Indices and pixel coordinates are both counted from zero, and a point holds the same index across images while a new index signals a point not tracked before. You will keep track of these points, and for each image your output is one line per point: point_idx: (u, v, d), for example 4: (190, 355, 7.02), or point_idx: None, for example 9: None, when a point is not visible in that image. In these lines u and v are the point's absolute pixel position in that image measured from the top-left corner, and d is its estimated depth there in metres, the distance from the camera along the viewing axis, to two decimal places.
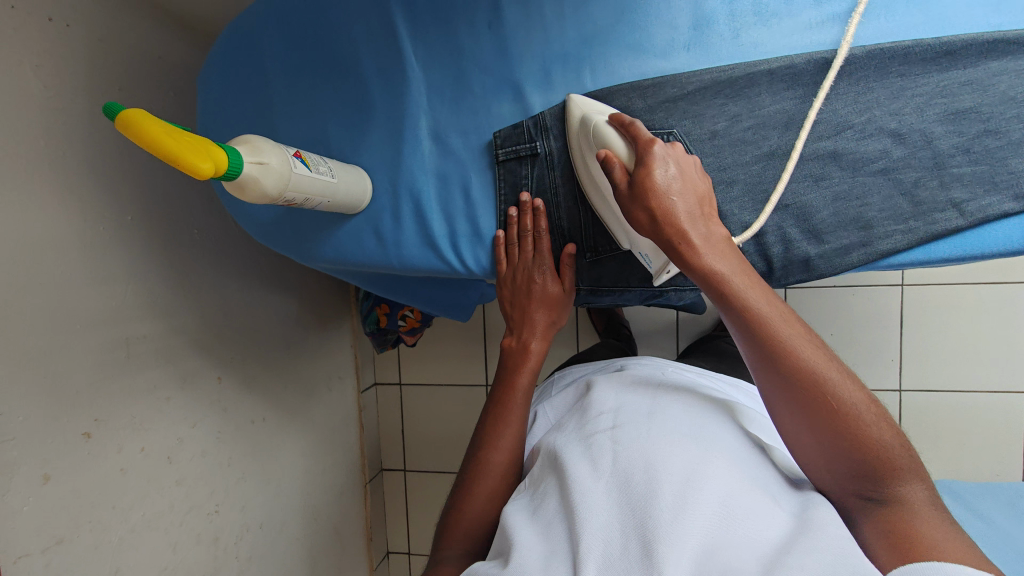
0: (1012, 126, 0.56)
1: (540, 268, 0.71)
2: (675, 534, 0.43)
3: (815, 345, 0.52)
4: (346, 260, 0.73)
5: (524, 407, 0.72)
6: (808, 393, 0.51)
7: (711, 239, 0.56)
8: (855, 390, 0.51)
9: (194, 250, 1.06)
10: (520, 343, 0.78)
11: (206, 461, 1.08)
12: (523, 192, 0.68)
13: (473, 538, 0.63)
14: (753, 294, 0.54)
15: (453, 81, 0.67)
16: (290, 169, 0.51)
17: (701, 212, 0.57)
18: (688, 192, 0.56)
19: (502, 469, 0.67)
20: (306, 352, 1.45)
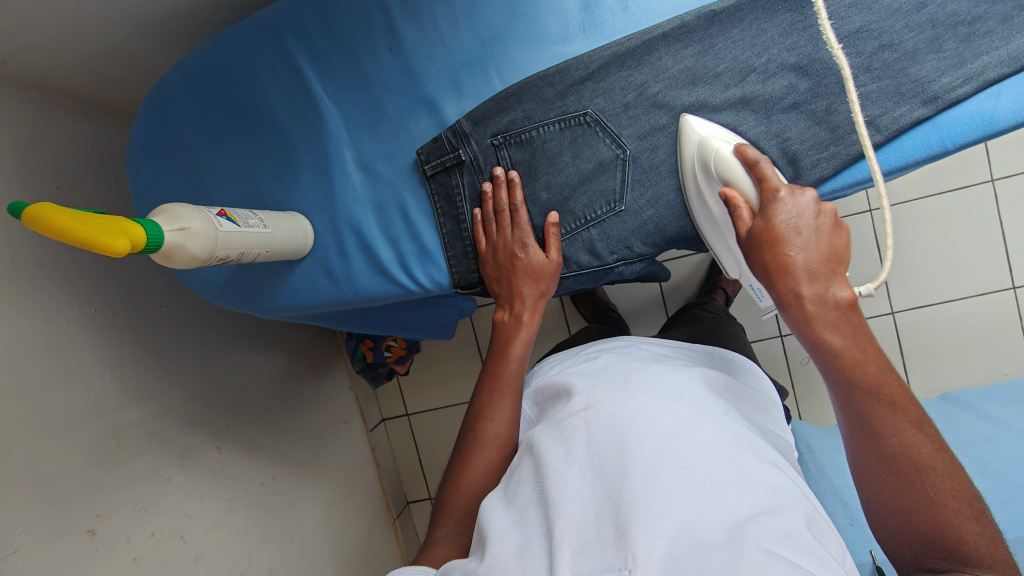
0: (904, 37, 0.57)
1: (522, 238, 0.67)
2: (649, 511, 0.44)
3: (914, 423, 0.51)
4: (304, 304, 0.73)
5: (517, 385, 0.69)
6: (901, 471, 0.50)
7: (826, 303, 0.53)
8: (955, 483, 0.49)
9: (165, 329, 1.06)
10: (512, 316, 0.73)
11: (222, 532, 1.07)
12: (497, 166, 0.67)
13: (468, 513, 0.62)
14: (869, 368, 0.52)
15: (368, 110, 0.68)
16: (214, 229, 0.51)
17: (828, 271, 0.53)
18: (817, 252, 0.53)
19: (501, 443, 0.65)
20: (306, 403, 1.45)
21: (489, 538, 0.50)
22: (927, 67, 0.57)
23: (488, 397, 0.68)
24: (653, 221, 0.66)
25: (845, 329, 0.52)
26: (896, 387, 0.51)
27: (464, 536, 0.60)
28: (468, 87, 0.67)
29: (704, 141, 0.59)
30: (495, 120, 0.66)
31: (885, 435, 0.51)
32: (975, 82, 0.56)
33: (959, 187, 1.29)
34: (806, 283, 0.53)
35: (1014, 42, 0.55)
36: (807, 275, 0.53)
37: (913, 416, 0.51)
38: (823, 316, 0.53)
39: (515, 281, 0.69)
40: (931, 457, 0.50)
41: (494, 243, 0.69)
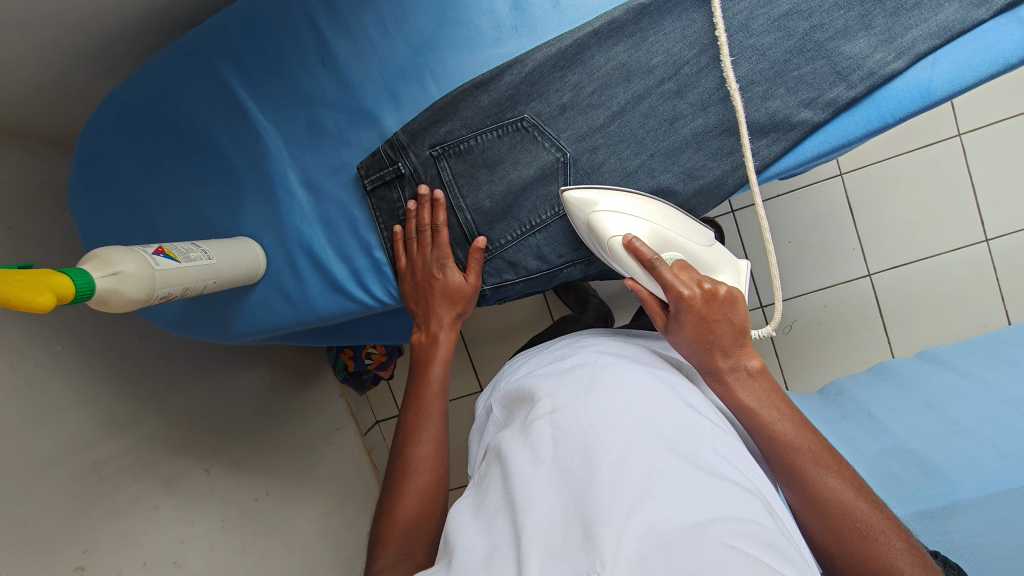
0: (833, 16, 0.56)
1: (442, 258, 0.67)
2: (614, 512, 0.44)
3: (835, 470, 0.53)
4: (263, 328, 0.73)
5: (440, 404, 0.68)
6: (834, 520, 0.51)
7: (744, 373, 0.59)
8: (880, 515, 0.50)
9: (139, 358, 1.06)
10: (429, 336, 0.71)
11: (217, 553, 1.08)
12: (421, 184, 0.67)
13: (407, 539, 0.58)
14: (784, 427, 0.56)
15: (307, 127, 0.67)
16: (149, 269, 0.51)
17: (736, 345, 0.59)
18: (727, 329, 0.59)
19: (432, 462, 0.64)
20: (295, 415, 1.46)
21: (458, 550, 0.50)
22: (859, 44, 0.56)
23: (415, 419, 0.66)
24: None
25: (758, 392, 0.58)
26: (814, 443, 0.54)
27: (408, 561, 0.57)
28: (405, 95, 0.66)
29: (593, 219, 0.61)
30: (432, 130, 0.65)
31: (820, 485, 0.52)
32: (908, 55, 0.55)
33: (926, 144, 1.29)
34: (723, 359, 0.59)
35: (943, 13, 0.55)
36: (723, 352, 0.59)
37: (829, 463, 0.53)
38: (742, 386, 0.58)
39: (434, 302, 0.69)
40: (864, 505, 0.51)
41: (413, 262, 0.68)
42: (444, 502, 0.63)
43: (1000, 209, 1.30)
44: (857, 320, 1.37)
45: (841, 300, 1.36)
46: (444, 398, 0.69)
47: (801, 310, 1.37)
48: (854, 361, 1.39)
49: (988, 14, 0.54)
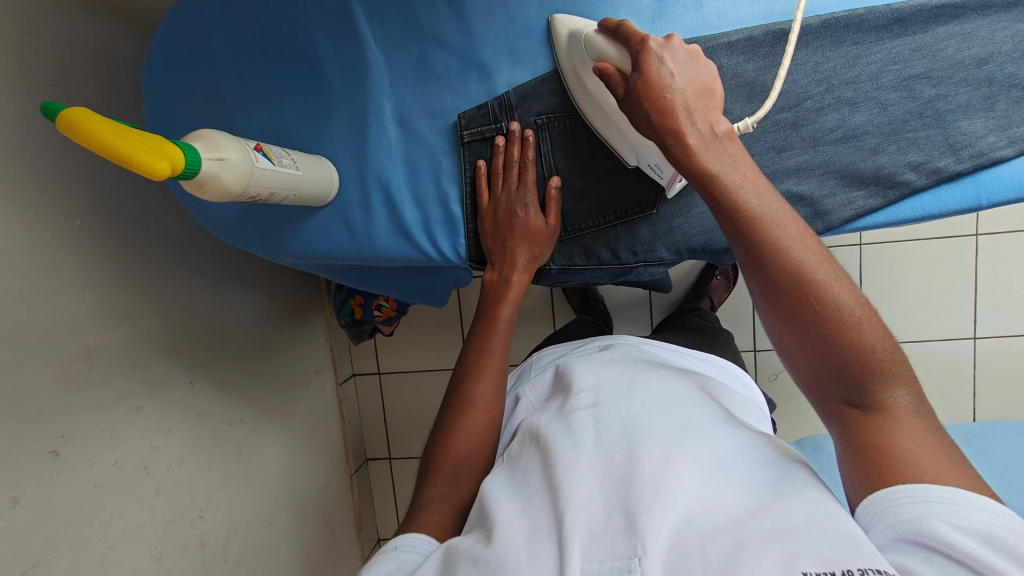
0: (959, 90, 0.58)
1: (525, 199, 0.66)
2: (657, 503, 0.44)
3: (805, 243, 0.50)
4: (315, 253, 0.71)
5: (503, 344, 0.71)
6: (799, 297, 0.49)
7: (710, 136, 0.52)
8: (844, 291, 0.49)
9: (150, 254, 1.01)
10: (501, 277, 0.70)
11: (185, 468, 1.05)
12: (512, 120, 0.65)
13: (456, 474, 0.62)
14: (749, 189, 0.51)
15: (416, 63, 0.65)
16: (251, 164, 0.49)
17: (700, 107, 0.53)
18: (690, 90, 0.53)
19: (487, 401, 0.66)
20: (281, 349, 1.42)
21: (493, 521, 0.49)
22: (976, 124, 0.58)
23: (476, 359, 0.69)
24: (681, 230, 0.66)
25: (724, 156, 0.52)
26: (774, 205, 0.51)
27: (456, 497, 0.61)
28: (524, 57, 0.64)
29: (572, 32, 0.59)
30: (543, 99, 0.65)
31: (783, 252, 0.49)
32: (1018, 145, 0.57)
33: (948, 235, 1.34)
34: (686, 119, 0.52)
35: None
36: (685, 111, 0.52)
37: (801, 238, 0.50)
38: (707, 151, 0.52)
39: (511, 243, 0.67)
40: (819, 264, 0.49)
41: (496, 200, 0.67)
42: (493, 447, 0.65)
43: (996, 313, 1.36)
44: None
45: None
46: (509, 337, 0.72)
47: None
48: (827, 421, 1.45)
49: None
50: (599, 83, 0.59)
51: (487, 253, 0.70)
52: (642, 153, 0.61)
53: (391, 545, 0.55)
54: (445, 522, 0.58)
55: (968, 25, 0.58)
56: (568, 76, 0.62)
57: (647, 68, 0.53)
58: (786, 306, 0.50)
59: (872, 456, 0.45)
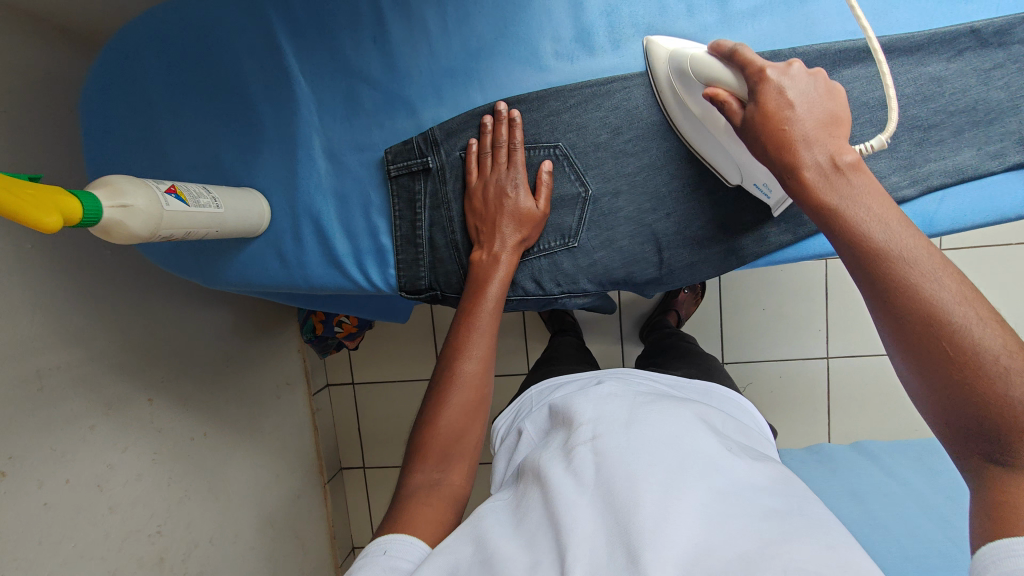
0: (864, 131, 0.59)
1: (515, 178, 0.64)
2: (660, 540, 0.42)
3: (944, 275, 0.43)
4: (251, 283, 0.72)
5: (494, 321, 0.64)
6: (930, 338, 0.42)
7: (832, 166, 0.47)
8: (995, 332, 0.41)
9: (107, 274, 1.02)
10: (490, 255, 0.65)
11: (143, 484, 1.06)
12: (500, 101, 0.64)
13: (446, 456, 0.59)
14: (875, 227, 0.45)
15: (344, 98, 0.67)
16: (159, 208, 0.50)
17: (831, 136, 0.48)
18: (817, 116, 0.48)
19: (478, 380, 0.62)
20: (250, 363, 1.43)
21: (492, 555, 0.47)
22: (881, 164, 0.59)
23: (464, 334, 0.64)
24: (602, 263, 0.67)
25: (852, 190, 0.47)
26: (910, 237, 0.44)
27: (443, 484, 0.57)
28: (448, 94, 0.66)
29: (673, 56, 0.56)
30: (468, 134, 0.66)
31: (917, 288, 0.43)
32: (920, 185, 0.59)
33: None
34: (805, 153, 0.48)
35: (959, 155, 0.58)
36: (804, 142, 0.48)
37: (939, 271, 0.43)
38: (832, 181, 0.47)
39: (499, 220, 0.64)
40: (960, 304, 0.42)
41: (484, 179, 0.65)
42: (483, 425, 0.62)
43: None
44: (803, 395, 1.44)
45: (795, 374, 1.43)
46: (499, 318, 0.65)
47: (756, 375, 1.43)
48: (792, 432, 1.46)
49: (1000, 167, 0.58)
50: (706, 104, 0.56)
51: (474, 234, 0.67)
52: (748, 172, 0.58)
53: (381, 547, 0.50)
54: (435, 515, 0.55)
55: (873, 68, 0.59)
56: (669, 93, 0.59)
57: (765, 100, 0.49)
58: (916, 354, 0.43)
59: (998, 528, 0.39)
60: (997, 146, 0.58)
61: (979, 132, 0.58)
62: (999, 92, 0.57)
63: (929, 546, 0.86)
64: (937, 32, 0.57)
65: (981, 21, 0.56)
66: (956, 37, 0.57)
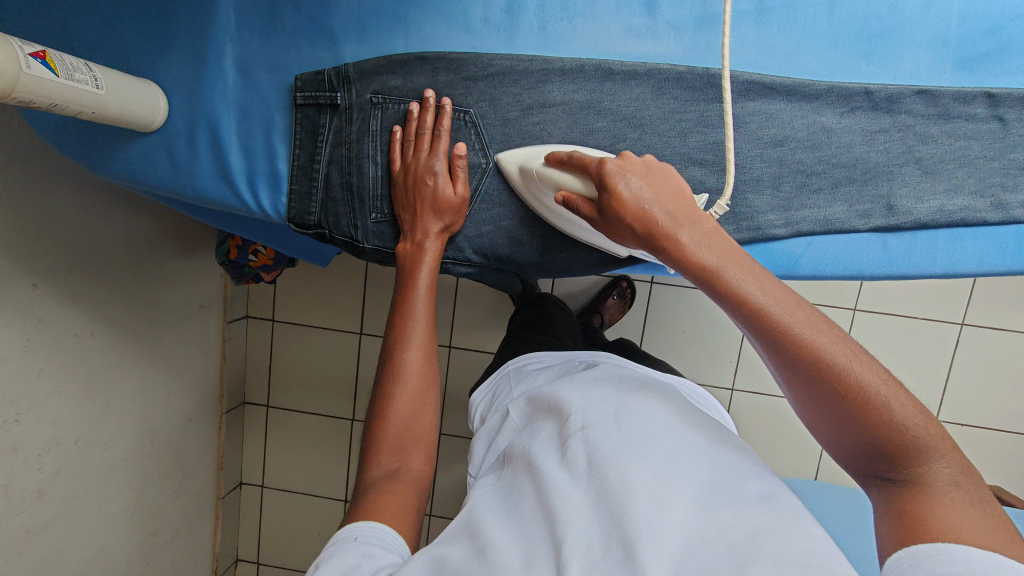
0: (755, 165, 0.62)
1: (433, 165, 0.63)
2: (653, 533, 0.44)
3: (810, 316, 0.45)
4: (137, 178, 0.70)
5: (429, 307, 0.66)
6: (812, 374, 0.44)
7: (700, 232, 0.48)
8: (865, 363, 0.43)
9: (12, 142, 0.93)
10: (415, 244, 0.66)
11: (5, 368, 0.98)
12: (427, 89, 0.63)
13: (399, 446, 0.60)
14: (745, 279, 0.46)
15: (265, 13, 0.65)
16: (17, 69, 0.48)
17: (684, 210, 0.50)
18: (667, 197, 0.50)
19: (421, 368, 0.64)
20: (162, 276, 1.36)
21: (486, 545, 0.49)
22: (762, 199, 0.62)
23: (402, 326, 0.64)
24: (488, 238, 0.68)
25: (717, 247, 0.47)
26: (778, 291, 0.46)
27: (399, 470, 0.59)
28: (372, 33, 0.64)
29: (522, 164, 0.62)
30: (381, 79, 0.64)
31: (790, 335, 0.44)
32: (792, 228, 0.62)
33: None
34: (673, 229, 0.48)
35: (832, 208, 0.61)
36: (671, 221, 0.48)
37: (803, 314, 0.45)
38: (706, 246, 0.47)
39: (422, 210, 0.64)
40: (832, 340, 0.43)
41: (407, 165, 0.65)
42: (435, 407, 0.64)
43: None
44: None
45: None
46: (434, 302, 0.67)
47: None
48: None
49: (863, 227, 0.61)
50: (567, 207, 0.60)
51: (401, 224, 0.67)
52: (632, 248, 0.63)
53: (351, 533, 0.52)
54: (404, 501, 0.56)
55: (773, 106, 0.61)
56: (529, 196, 0.63)
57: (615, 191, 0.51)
58: (808, 384, 0.44)
59: (904, 521, 0.40)
60: (866, 207, 0.61)
61: (854, 189, 0.61)
62: (878, 155, 0.60)
63: None
64: (837, 85, 0.59)
65: (876, 84, 0.59)
66: (851, 94, 0.59)
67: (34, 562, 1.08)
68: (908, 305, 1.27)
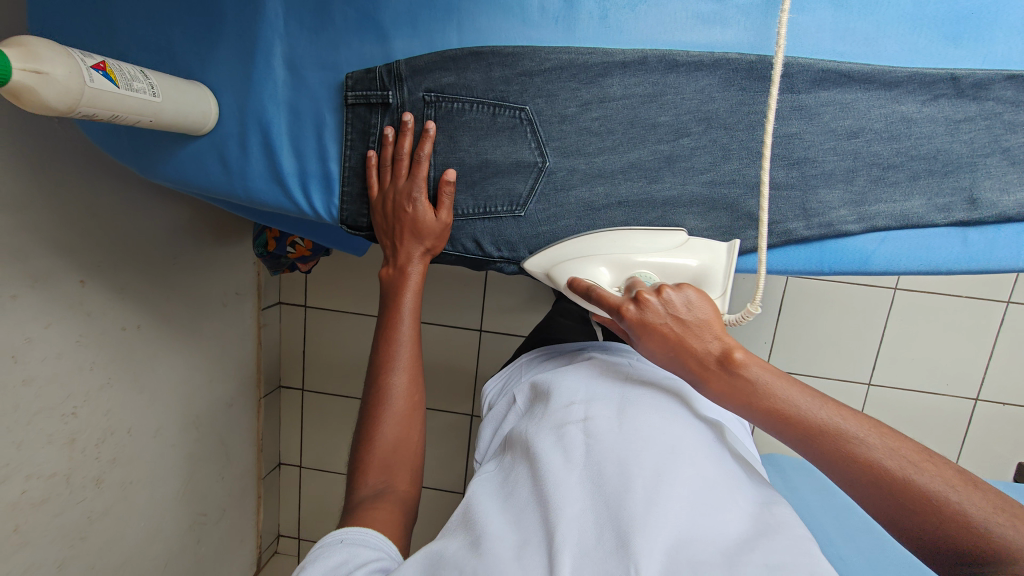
0: (826, 158, 0.59)
1: (412, 191, 0.64)
2: (649, 524, 0.43)
3: (860, 423, 0.46)
4: (189, 182, 0.69)
5: (412, 329, 0.68)
6: (874, 481, 0.44)
7: (724, 365, 0.50)
8: (932, 472, 0.43)
9: (55, 138, 0.92)
10: (397, 269, 0.68)
11: (61, 364, 0.98)
12: (405, 114, 0.63)
13: (385, 467, 0.62)
14: (789, 399, 0.48)
15: (314, 8, 0.63)
16: (80, 83, 0.47)
17: (702, 340, 0.51)
18: (685, 338, 0.51)
19: (406, 390, 0.65)
20: (201, 262, 1.33)
21: (480, 535, 0.48)
22: (834, 195, 0.60)
23: (387, 349, 0.67)
24: (545, 237, 0.66)
25: (747, 383, 0.49)
26: (820, 403, 0.47)
27: (387, 489, 0.61)
28: (423, 28, 0.62)
29: (550, 274, 0.66)
30: (434, 76, 0.62)
31: (844, 444, 0.45)
32: (865, 223, 0.59)
33: None
34: (698, 368, 0.51)
35: (910, 202, 0.59)
36: (691, 359, 0.51)
37: (854, 425, 0.46)
38: (732, 385, 0.50)
39: (402, 236, 0.66)
40: (887, 450, 0.44)
41: (385, 191, 0.65)
42: (421, 427, 0.66)
43: None
44: None
45: None
46: (417, 323, 0.69)
47: None
48: None
49: (943, 221, 0.59)
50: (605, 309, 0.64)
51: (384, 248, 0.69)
52: None
53: (337, 538, 0.55)
54: (394, 519, 0.58)
55: (850, 95, 0.57)
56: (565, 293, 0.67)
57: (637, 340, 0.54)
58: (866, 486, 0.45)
59: None
60: (947, 200, 0.58)
61: (933, 182, 0.58)
62: (962, 145, 0.57)
63: None
64: (920, 72, 0.56)
65: (963, 70, 0.56)
66: (935, 81, 0.56)
67: (96, 547, 1.10)
68: (960, 286, 1.22)
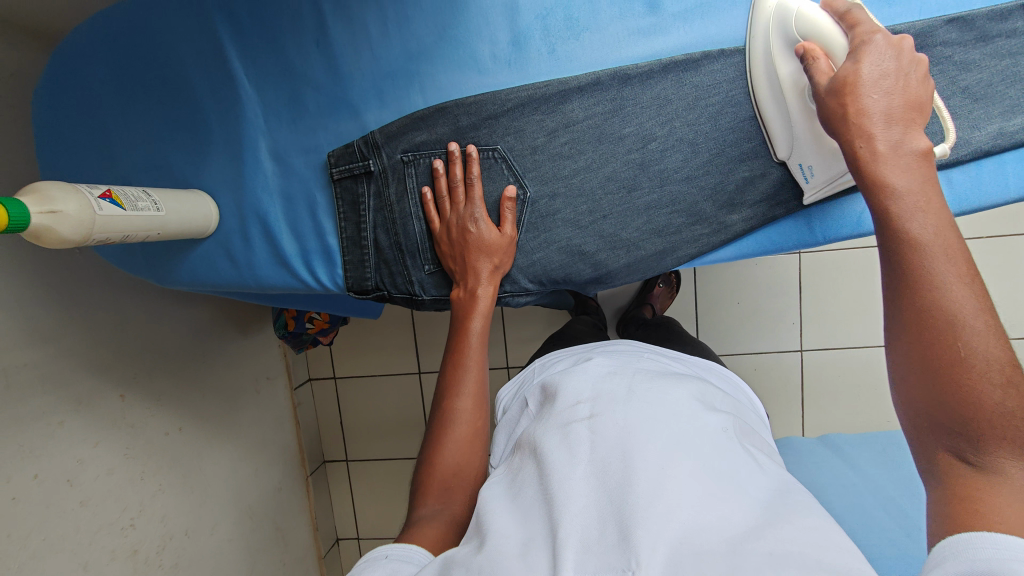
0: None
1: (474, 214, 0.66)
2: (651, 518, 0.42)
3: (966, 279, 0.44)
4: (202, 282, 0.74)
5: (481, 360, 0.69)
6: (931, 323, 0.43)
7: (898, 148, 0.48)
8: (993, 343, 0.42)
9: (76, 266, 0.98)
10: (467, 292, 0.68)
11: (114, 479, 1.02)
12: (450, 142, 0.65)
13: (445, 489, 0.62)
14: (923, 217, 0.46)
15: (288, 100, 0.68)
16: (91, 213, 0.51)
17: (903, 118, 0.49)
18: (901, 98, 0.49)
19: (471, 414, 0.65)
20: (228, 356, 1.38)
21: (487, 533, 0.48)
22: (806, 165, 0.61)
23: (456, 372, 0.67)
24: (542, 263, 0.69)
25: (912, 174, 0.48)
26: (949, 236, 0.45)
27: (449, 513, 0.60)
28: (390, 97, 0.67)
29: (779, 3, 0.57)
30: (407, 137, 0.66)
31: (934, 282, 0.44)
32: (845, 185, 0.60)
33: None
34: (879, 128, 0.49)
35: None
36: (881, 119, 0.49)
37: (964, 275, 0.44)
38: (890, 162, 0.48)
39: (468, 257, 0.66)
40: (976, 309, 0.43)
41: (446, 221, 0.67)
42: (484, 454, 0.65)
43: None
44: (779, 385, 1.32)
45: (771, 366, 1.31)
46: (485, 350, 0.69)
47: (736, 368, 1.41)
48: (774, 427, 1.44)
49: None
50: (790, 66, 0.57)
51: (451, 274, 0.70)
52: (803, 150, 0.60)
53: (382, 553, 0.54)
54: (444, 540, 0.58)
55: None
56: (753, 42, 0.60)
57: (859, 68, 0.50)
58: (918, 324, 0.44)
59: (960, 519, 0.40)
60: None
61: None
62: None
63: (900, 544, 0.83)
64: None
65: (902, 24, 0.58)
66: None
67: None
68: (975, 227, 1.20)
